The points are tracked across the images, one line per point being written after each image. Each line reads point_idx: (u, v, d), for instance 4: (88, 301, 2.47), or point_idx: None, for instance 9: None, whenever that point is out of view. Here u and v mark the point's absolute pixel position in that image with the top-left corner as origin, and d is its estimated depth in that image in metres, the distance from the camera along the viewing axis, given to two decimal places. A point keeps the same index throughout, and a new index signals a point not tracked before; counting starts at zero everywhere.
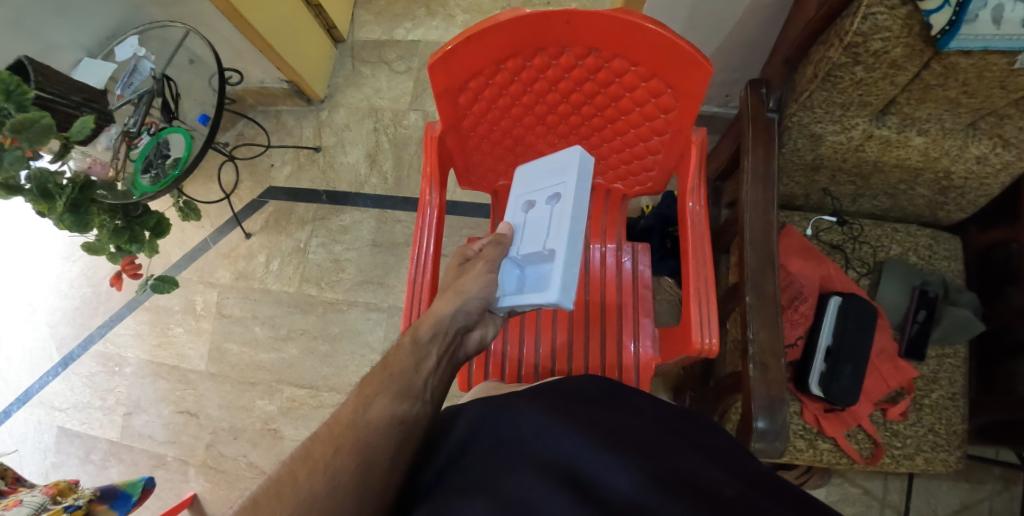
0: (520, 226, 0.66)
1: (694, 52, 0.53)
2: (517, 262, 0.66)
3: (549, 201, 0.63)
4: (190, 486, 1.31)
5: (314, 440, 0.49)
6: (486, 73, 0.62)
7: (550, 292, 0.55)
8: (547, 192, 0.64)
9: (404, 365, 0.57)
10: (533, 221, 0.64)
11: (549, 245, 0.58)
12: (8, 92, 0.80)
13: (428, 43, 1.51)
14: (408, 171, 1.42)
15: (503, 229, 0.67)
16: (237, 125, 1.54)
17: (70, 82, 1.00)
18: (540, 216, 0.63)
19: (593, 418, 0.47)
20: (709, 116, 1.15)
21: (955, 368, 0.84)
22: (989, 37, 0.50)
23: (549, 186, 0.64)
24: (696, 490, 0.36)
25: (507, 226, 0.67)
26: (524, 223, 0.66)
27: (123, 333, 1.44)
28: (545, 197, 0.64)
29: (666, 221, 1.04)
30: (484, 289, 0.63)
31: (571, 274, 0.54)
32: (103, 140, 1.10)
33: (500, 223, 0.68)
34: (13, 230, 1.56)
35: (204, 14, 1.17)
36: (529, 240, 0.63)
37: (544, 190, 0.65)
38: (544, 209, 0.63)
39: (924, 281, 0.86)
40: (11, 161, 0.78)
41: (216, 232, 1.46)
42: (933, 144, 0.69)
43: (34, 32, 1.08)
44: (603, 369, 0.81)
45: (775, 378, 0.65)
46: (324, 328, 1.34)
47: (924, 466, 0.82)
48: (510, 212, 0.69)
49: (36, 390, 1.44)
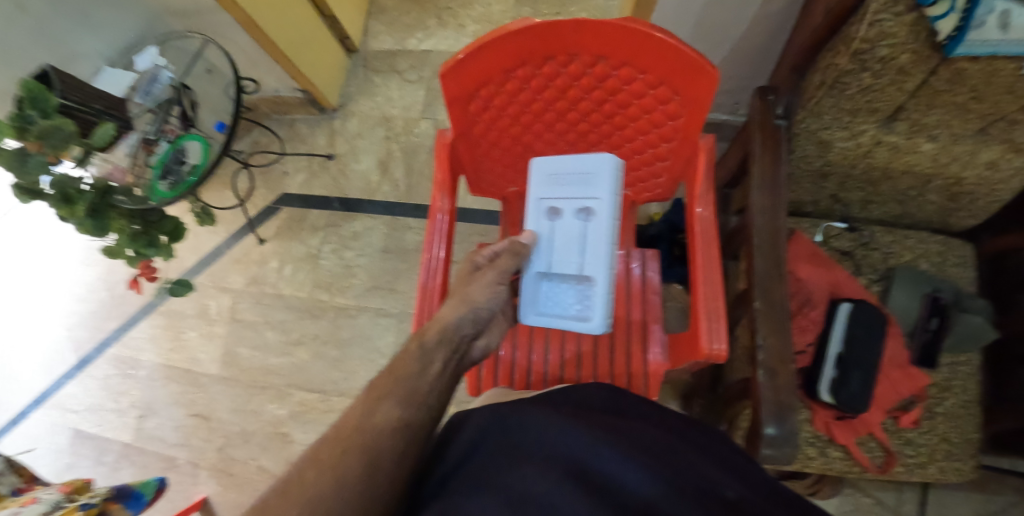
0: (544, 235, 0.68)
1: (703, 61, 0.54)
2: (543, 275, 0.69)
3: (577, 215, 0.65)
4: (201, 488, 1.33)
5: (322, 443, 0.49)
6: (495, 80, 0.64)
7: (594, 321, 0.64)
8: (574, 204, 0.65)
9: (411, 370, 0.57)
10: (562, 232, 0.67)
11: (587, 269, 0.65)
12: (33, 100, 0.83)
13: (439, 52, 1.53)
14: (419, 178, 1.44)
15: (525, 238, 0.67)
16: (251, 133, 1.58)
17: (91, 90, 1.03)
18: (571, 229, 0.66)
19: (600, 422, 0.48)
20: (717, 124, 1.15)
21: (968, 376, 0.83)
22: (997, 41, 0.49)
23: (577, 198, 0.65)
24: (701, 492, 0.37)
25: (531, 235, 0.68)
26: (552, 234, 0.67)
27: (137, 337, 1.46)
28: (575, 208, 0.65)
29: (675, 228, 1.05)
30: (490, 299, 0.66)
31: (610, 300, 0.64)
32: (122, 147, 1.12)
33: (523, 230, 0.68)
34: (34, 235, 1.60)
35: (222, 26, 1.20)
36: (560, 255, 0.67)
37: (570, 199, 0.66)
38: (574, 222, 0.65)
39: (936, 287, 0.85)
40: (35, 167, 0.81)
41: (230, 238, 1.49)
42: (942, 149, 0.69)
43: (58, 41, 1.12)
44: (612, 378, 0.81)
45: (785, 384, 0.65)
46: (335, 333, 1.36)
47: (938, 475, 0.81)
48: (531, 217, 0.69)
49: (52, 392, 1.47)
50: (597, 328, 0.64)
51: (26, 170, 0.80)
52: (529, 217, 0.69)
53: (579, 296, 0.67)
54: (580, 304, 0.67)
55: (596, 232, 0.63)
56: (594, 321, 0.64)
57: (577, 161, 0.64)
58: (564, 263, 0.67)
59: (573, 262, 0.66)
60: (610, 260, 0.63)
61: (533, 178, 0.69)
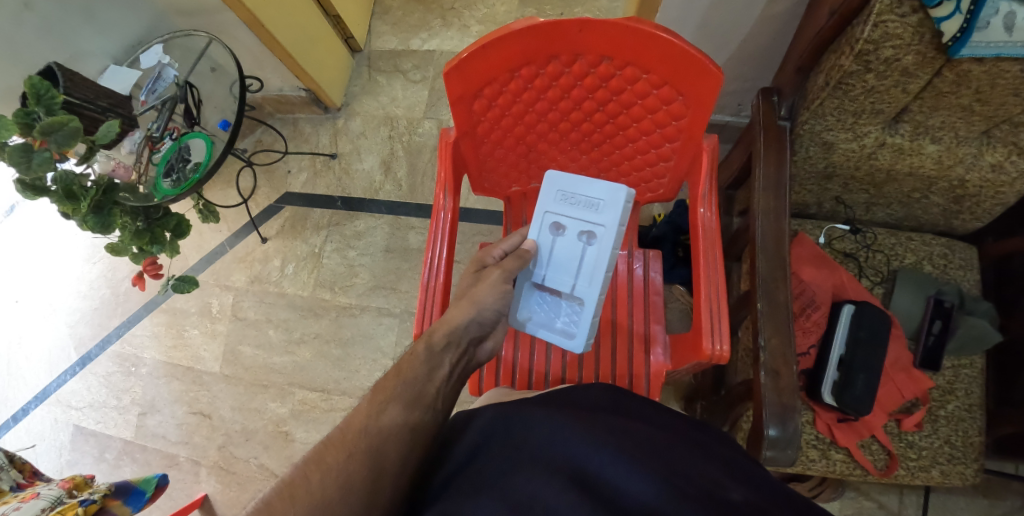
0: (544, 246, 0.67)
1: (706, 61, 0.54)
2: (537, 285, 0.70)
3: (580, 237, 0.65)
4: (202, 486, 1.33)
5: (326, 444, 0.49)
6: (499, 79, 0.64)
7: (576, 340, 0.66)
8: (580, 225, 0.65)
9: (417, 372, 0.56)
10: (561, 250, 0.66)
11: (578, 292, 0.65)
12: (38, 96, 0.83)
13: (443, 52, 1.54)
14: (422, 178, 1.44)
15: (528, 246, 0.67)
16: (255, 132, 1.58)
17: (98, 88, 1.05)
18: (571, 250, 0.65)
19: (602, 424, 0.47)
20: (721, 125, 1.15)
21: (971, 379, 0.83)
22: (1001, 44, 0.50)
23: (584, 220, 0.64)
24: (706, 495, 0.37)
25: (533, 244, 0.67)
26: (551, 249, 0.67)
27: (139, 334, 1.47)
28: (578, 231, 0.65)
29: (678, 229, 1.05)
30: (498, 301, 0.64)
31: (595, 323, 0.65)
32: (128, 144, 1.14)
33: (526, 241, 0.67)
34: (37, 231, 1.61)
35: (227, 25, 1.21)
36: (554, 271, 0.67)
37: (576, 220, 0.65)
38: (576, 243, 0.65)
39: (940, 290, 0.85)
40: (39, 163, 0.81)
41: (233, 236, 1.50)
42: (947, 151, 0.69)
43: (64, 39, 1.13)
44: (614, 379, 0.81)
45: (787, 385, 0.64)
46: (337, 331, 1.36)
47: (941, 479, 0.80)
48: (534, 227, 0.68)
49: (54, 389, 1.47)
50: (578, 346, 0.65)
51: (30, 166, 0.81)
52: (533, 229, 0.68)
53: (566, 312, 0.68)
54: (566, 319, 0.68)
55: (595, 256, 0.63)
56: (575, 339, 0.66)
57: (589, 187, 0.63)
58: (558, 280, 0.66)
59: (565, 281, 0.66)
60: (601, 287, 0.63)
61: (545, 192, 0.67)
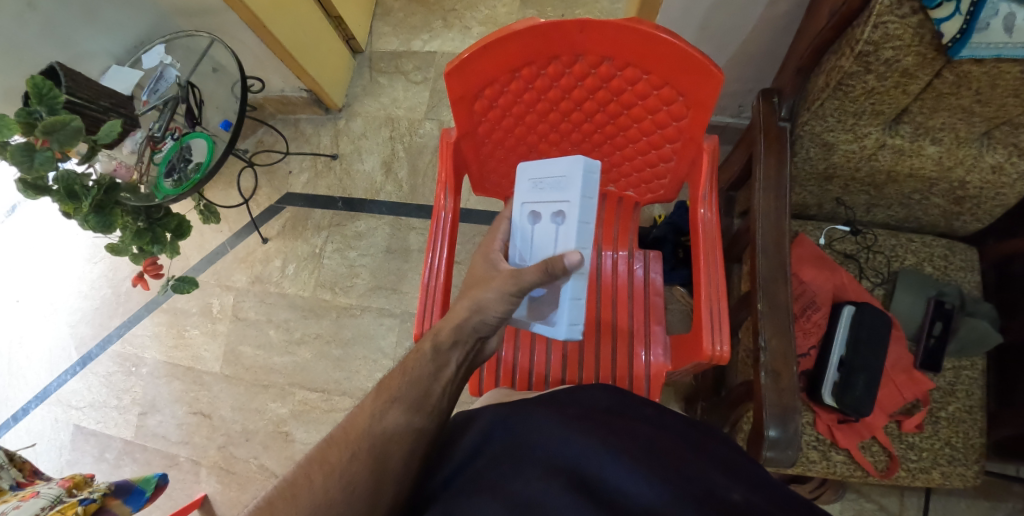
0: (528, 234, 0.66)
1: (707, 62, 0.54)
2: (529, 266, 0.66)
3: (553, 219, 0.62)
4: (202, 486, 1.33)
5: (329, 443, 0.49)
6: (500, 80, 0.64)
7: (558, 328, 0.61)
8: (551, 206, 0.63)
9: (422, 372, 0.55)
10: (540, 235, 0.64)
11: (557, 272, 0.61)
12: (40, 95, 0.83)
13: (444, 54, 1.54)
14: (423, 179, 1.44)
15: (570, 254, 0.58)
16: (256, 132, 1.59)
17: (99, 87, 1.05)
18: (546, 233, 0.63)
19: (604, 425, 0.47)
20: (722, 126, 1.15)
21: (972, 381, 0.82)
22: (1001, 45, 0.50)
23: (553, 200, 0.63)
24: (707, 494, 0.37)
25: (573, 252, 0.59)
26: (531, 236, 0.65)
27: (140, 334, 1.47)
28: (550, 213, 0.63)
29: (679, 231, 1.05)
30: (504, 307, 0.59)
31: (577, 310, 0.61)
32: (128, 144, 1.14)
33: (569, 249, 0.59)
34: (38, 230, 1.62)
35: (229, 25, 1.21)
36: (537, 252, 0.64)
37: (547, 201, 0.63)
38: (549, 225, 0.63)
39: (940, 291, 0.85)
40: (41, 162, 0.81)
41: (234, 237, 1.50)
42: (947, 152, 0.69)
43: (67, 40, 1.14)
44: (614, 379, 0.81)
45: (787, 386, 0.64)
46: (337, 332, 1.36)
47: (942, 480, 0.80)
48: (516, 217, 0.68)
49: (54, 388, 1.48)
50: (558, 334, 0.61)
51: (33, 165, 0.81)
52: (515, 220, 0.68)
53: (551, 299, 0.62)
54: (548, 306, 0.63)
55: (566, 234, 0.60)
56: (557, 327, 0.61)
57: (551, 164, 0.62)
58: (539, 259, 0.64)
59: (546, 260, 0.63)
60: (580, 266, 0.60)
61: (520, 182, 0.68)
